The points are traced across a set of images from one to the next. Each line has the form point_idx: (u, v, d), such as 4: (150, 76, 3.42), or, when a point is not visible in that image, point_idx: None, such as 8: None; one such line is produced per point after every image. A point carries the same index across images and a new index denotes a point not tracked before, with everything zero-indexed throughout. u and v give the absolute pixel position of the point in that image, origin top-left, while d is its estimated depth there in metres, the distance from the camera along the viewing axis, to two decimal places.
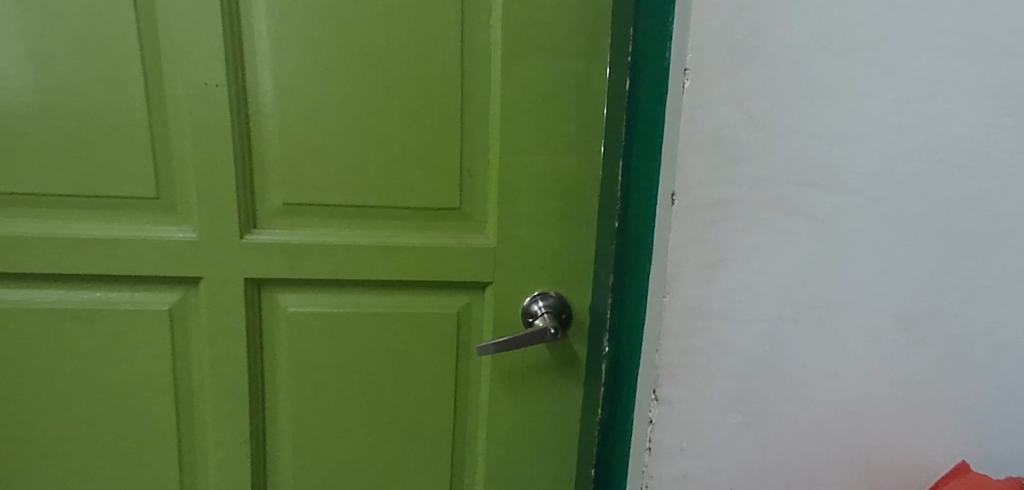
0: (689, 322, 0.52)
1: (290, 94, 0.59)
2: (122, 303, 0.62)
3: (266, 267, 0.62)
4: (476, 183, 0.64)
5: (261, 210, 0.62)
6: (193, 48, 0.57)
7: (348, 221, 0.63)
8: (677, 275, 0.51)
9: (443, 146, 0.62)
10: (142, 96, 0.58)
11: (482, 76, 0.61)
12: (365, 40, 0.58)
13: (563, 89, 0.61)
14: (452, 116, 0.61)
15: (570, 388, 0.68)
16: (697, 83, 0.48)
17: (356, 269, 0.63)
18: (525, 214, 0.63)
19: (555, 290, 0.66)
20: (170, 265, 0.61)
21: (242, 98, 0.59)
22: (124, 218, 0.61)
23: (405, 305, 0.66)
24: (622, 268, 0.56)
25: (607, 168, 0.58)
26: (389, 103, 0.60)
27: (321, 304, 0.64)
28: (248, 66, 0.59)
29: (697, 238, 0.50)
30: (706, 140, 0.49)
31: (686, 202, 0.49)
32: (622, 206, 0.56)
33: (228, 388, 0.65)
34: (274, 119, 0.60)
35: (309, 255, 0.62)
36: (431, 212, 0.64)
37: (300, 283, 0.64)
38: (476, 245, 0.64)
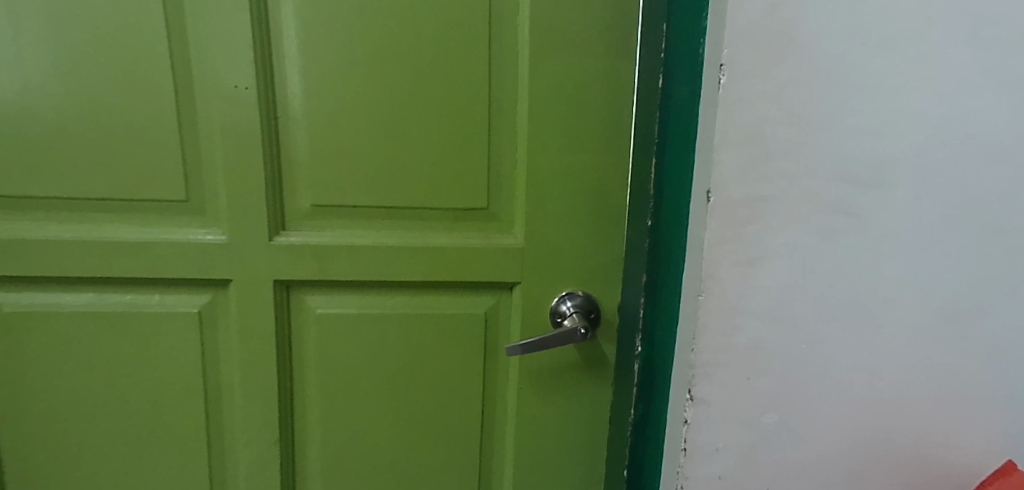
0: (726, 321, 0.51)
1: (318, 96, 0.59)
2: (153, 306, 0.63)
3: (295, 269, 0.62)
4: (504, 182, 0.63)
5: (290, 212, 0.62)
6: (222, 51, 0.57)
7: (376, 222, 0.63)
8: (714, 273, 0.50)
9: (471, 146, 0.61)
10: (172, 98, 0.58)
11: (509, 76, 0.60)
12: (392, 41, 0.58)
13: (591, 88, 0.60)
14: (480, 116, 0.61)
15: (598, 388, 0.68)
16: (734, 79, 0.47)
17: (385, 271, 0.63)
18: (553, 213, 0.63)
19: (583, 290, 0.65)
20: (200, 268, 0.61)
21: (271, 100, 0.59)
22: (155, 222, 0.61)
23: (433, 306, 0.65)
24: (654, 267, 0.56)
25: (637, 166, 0.58)
26: (416, 103, 0.60)
27: (350, 306, 0.64)
28: (276, 69, 0.59)
29: (735, 236, 0.49)
30: (742, 136, 0.48)
31: (721, 199, 0.49)
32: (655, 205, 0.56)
33: (257, 389, 0.65)
34: (301, 121, 0.60)
35: (337, 256, 0.62)
36: (459, 213, 0.63)
37: (328, 284, 0.64)
38: (504, 245, 0.64)
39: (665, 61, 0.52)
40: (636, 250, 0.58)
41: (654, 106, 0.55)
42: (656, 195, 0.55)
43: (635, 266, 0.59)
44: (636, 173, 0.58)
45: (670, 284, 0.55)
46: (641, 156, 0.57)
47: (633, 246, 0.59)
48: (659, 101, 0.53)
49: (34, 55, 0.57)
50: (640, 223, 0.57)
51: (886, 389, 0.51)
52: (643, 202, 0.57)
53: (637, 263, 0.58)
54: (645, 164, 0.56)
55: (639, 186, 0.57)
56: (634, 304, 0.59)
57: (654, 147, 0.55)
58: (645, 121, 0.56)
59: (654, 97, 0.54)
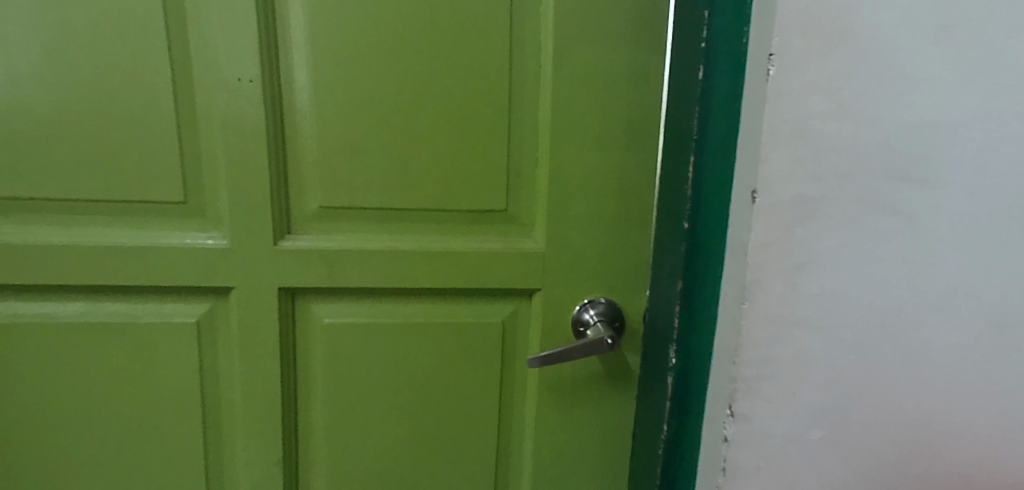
0: (770, 330, 0.48)
1: (327, 89, 0.55)
2: (148, 316, 0.58)
3: (300, 277, 0.58)
4: (525, 182, 0.59)
5: (295, 214, 0.57)
6: (225, 40, 0.53)
7: (389, 226, 0.59)
8: (759, 279, 0.47)
9: (491, 146, 0.58)
10: (170, 92, 0.54)
11: (531, 70, 0.57)
12: (408, 32, 0.54)
13: (619, 82, 0.56)
14: (501, 112, 0.57)
15: (622, 402, 0.64)
16: (785, 69, 0.43)
17: (398, 277, 0.59)
18: (576, 215, 0.59)
19: (607, 296, 0.62)
20: (198, 275, 0.57)
21: (277, 94, 0.55)
22: (150, 225, 0.57)
23: (449, 315, 0.61)
24: (691, 274, 0.52)
25: (670, 166, 0.54)
26: (434, 99, 0.56)
27: (360, 315, 0.60)
28: (282, 60, 0.54)
29: (781, 239, 0.46)
30: (791, 132, 0.44)
31: (768, 200, 0.45)
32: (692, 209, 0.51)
33: (258, 404, 0.61)
34: (309, 116, 0.55)
35: (348, 262, 0.58)
36: (477, 216, 0.60)
37: (337, 292, 0.60)
38: (524, 249, 0.60)
39: (706, 52, 0.49)
40: (670, 256, 0.55)
41: (693, 101, 0.51)
42: (694, 197, 0.51)
43: (669, 273, 0.55)
44: (669, 173, 0.54)
45: (710, 293, 0.51)
46: (676, 155, 0.53)
47: (666, 252, 0.55)
48: (699, 97, 0.50)
49: (21, 46, 0.52)
50: (677, 226, 0.53)
51: (939, 402, 0.48)
52: (679, 204, 0.53)
53: (670, 270, 0.55)
54: (683, 165, 0.52)
55: (676, 187, 0.54)
56: (668, 312, 0.56)
57: (692, 145, 0.51)
58: (682, 117, 0.53)
59: (692, 93, 0.51)
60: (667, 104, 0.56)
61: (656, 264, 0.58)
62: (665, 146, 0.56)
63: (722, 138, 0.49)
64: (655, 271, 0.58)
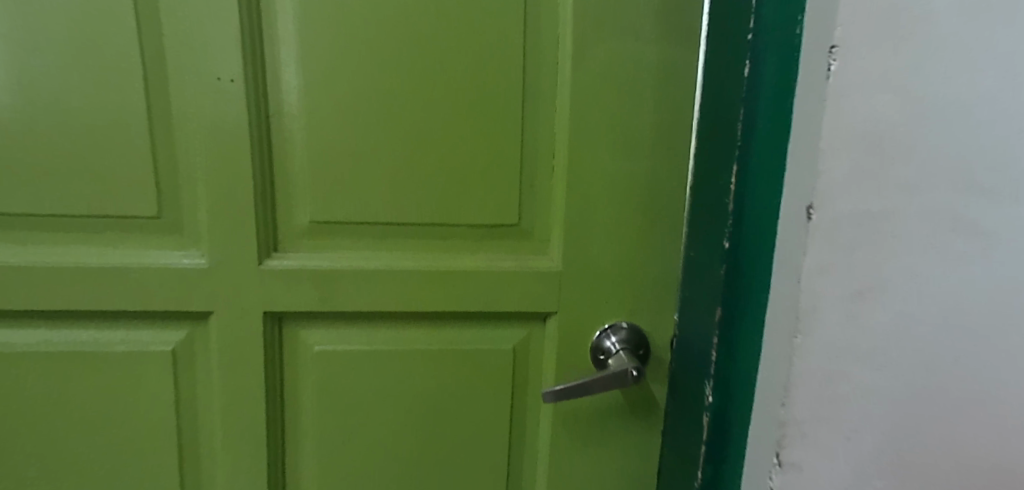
0: (825, 367, 0.41)
1: (319, 90, 0.49)
2: (118, 344, 0.52)
3: (289, 300, 0.51)
4: (539, 193, 0.53)
5: (283, 230, 0.51)
6: (203, 33, 0.46)
7: (388, 242, 0.53)
8: (815, 308, 0.40)
9: (503, 153, 0.51)
10: (141, 92, 0.47)
11: (549, 69, 0.51)
12: (411, 26, 0.48)
13: (647, 83, 0.50)
14: (514, 116, 0.51)
15: (647, 439, 0.57)
16: (849, 65, 0.37)
17: (399, 300, 0.53)
18: (597, 231, 0.53)
19: (630, 321, 0.55)
20: (174, 299, 0.50)
21: (263, 95, 0.48)
22: (120, 243, 0.50)
23: (454, 341, 0.55)
24: (732, 295, 0.47)
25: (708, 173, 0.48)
26: (439, 102, 0.50)
27: (356, 341, 0.54)
28: (269, 57, 0.48)
29: (840, 262, 0.40)
30: (853, 138, 0.38)
31: (826, 217, 0.39)
32: (734, 226, 0.46)
33: (242, 441, 0.54)
34: (298, 121, 0.49)
35: (342, 283, 0.52)
36: (486, 231, 0.54)
37: (329, 317, 0.53)
38: (539, 269, 0.54)
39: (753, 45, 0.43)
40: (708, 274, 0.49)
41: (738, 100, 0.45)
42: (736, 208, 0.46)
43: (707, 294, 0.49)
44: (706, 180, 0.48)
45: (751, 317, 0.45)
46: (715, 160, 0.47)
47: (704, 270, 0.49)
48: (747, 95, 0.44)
49: None
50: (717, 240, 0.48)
51: (1003, 439, 0.43)
52: (719, 215, 0.47)
53: (709, 290, 0.49)
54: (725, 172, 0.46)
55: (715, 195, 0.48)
56: (705, 342, 0.49)
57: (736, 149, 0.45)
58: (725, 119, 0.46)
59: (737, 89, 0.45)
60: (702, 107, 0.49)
61: (687, 286, 0.52)
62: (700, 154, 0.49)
63: (771, 143, 0.42)
64: (687, 294, 0.52)
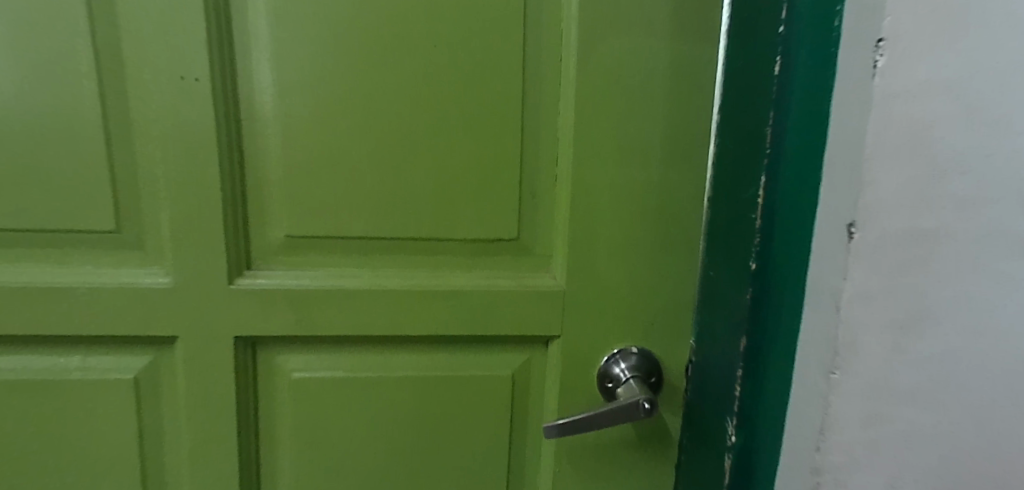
0: (867, 406, 0.36)
1: (295, 91, 0.44)
2: (74, 372, 0.47)
3: (262, 324, 0.46)
4: (540, 205, 0.48)
5: (256, 246, 0.46)
6: (165, 28, 0.42)
7: (375, 259, 0.48)
8: (856, 341, 0.36)
9: (500, 161, 0.46)
10: (96, 93, 0.42)
11: (552, 68, 0.46)
12: (398, 20, 0.43)
13: (662, 83, 0.45)
14: (512, 120, 0.46)
15: (658, 475, 0.52)
16: (898, 61, 0.32)
17: (386, 323, 0.48)
18: (605, 247, 0.48)
19: (641, 347, 0.50)
20: (135, 322, 0.45)
21: (233, 96, 0.44)
22: (76, 260, 0.45)
23: (447, 367, 0.50)
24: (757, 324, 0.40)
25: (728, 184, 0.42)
26: (430, 105, 0.45)
27: (338, 368, 0.49)
28: (240, 55, 0.43)
29: (886, 288, 0.35)
30: (904, 146, 0.33)
31: (869, 237, 0.34)
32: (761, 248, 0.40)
33: (213, 477, 0.49)
34: (272, 124, 0.44)
35: (322, 305, 0.47)
36: (482, 247, 0.49)
37: (309, 341, 0.48)
38: (540, 288, 0.49)
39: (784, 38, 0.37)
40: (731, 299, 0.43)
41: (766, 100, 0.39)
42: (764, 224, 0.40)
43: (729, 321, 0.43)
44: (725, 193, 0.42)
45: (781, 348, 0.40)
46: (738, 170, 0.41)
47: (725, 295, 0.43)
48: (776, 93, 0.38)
49: None
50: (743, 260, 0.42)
51: None
52: (743, 232, 0.41)
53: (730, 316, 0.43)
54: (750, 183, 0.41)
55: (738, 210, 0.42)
56: (728, 374, 0.44)
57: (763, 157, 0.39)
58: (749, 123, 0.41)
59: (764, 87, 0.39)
60: (724, 111, 0.44)
61: (705, 310, 0.47)
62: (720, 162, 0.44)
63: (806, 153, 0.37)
64: (705, 317, 0.47)
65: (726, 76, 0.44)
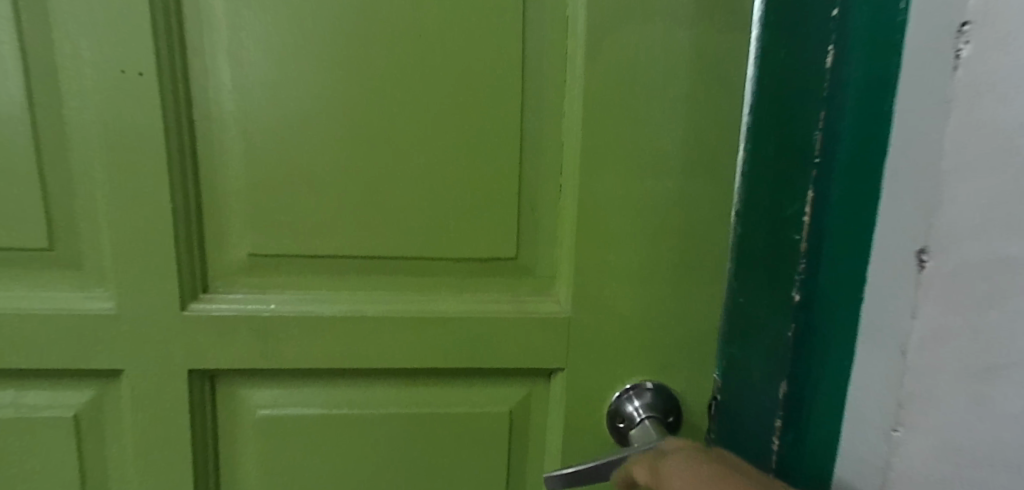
0: (944, 476, 0.30)
1: (256, 88, 0.38)
2: (5, 408, 0.41)
3: (221, 355, 0.40)
4: (542, 219, 0.42)
5: (215, 265, 0.40)
6: (101, 13, 0.35)
7: (352, 281, 0.42)
8: (927, 391, 0.29)
9: (496, 170, 0.40)
10: (23, 89, 0.36)
11: (555, 62, 0.39)
12: (376, 6, 0.37)
13: (684, 81, 0.38)
14: (509, 121, 0.40)
15: None
16: (983, 49, 0.26)
17: (363, 354, 0.42)
18: (616, 269, 0.41)
19: (655, 382, 0.43)
20: (73, 353, 0.39)
21: (184, 93, 0.37)
22: (5, 281, 0.39)
23: (435, 403, 0.44)
24: (801, 358, 0.35)
25: (761, 203, 0.37)
26: (414, 104, 0.39)
27: (311, 404, 0.43)
28: (191, 45, 0.37)
29: (965, 331, 0.28)
30: (994, 155, 0.26)
31: (946, 266, 0.28)
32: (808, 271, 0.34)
33: None
34: (230, 125, 0.38)
35: (289, 334, 0.41)
36: (476, 267, 0.42)
37: (275, 375, 0.42)
38: (541, 314, 0.42)
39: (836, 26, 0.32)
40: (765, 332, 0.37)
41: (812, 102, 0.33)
42: (811, 246, 0.34)
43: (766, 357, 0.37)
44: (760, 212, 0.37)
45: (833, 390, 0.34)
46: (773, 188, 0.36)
47: (757, 326, 0.38)
48: (828, 95, 0.33)
49: None
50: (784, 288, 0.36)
51: None
52: (779, 257, 0.36)
53: (765, 352, 0.37)
54: (789, 200, 0.35)
55: (773, 232, 0.36)
56: (767, 417, 0.38)
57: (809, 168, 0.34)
58: (789, 131, 0.35)
59: (809, 89, 0.34)
60: (752, 111, 0.37)
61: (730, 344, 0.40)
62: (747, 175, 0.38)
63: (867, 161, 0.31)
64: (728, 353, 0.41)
65: (756, 69, 0.37)
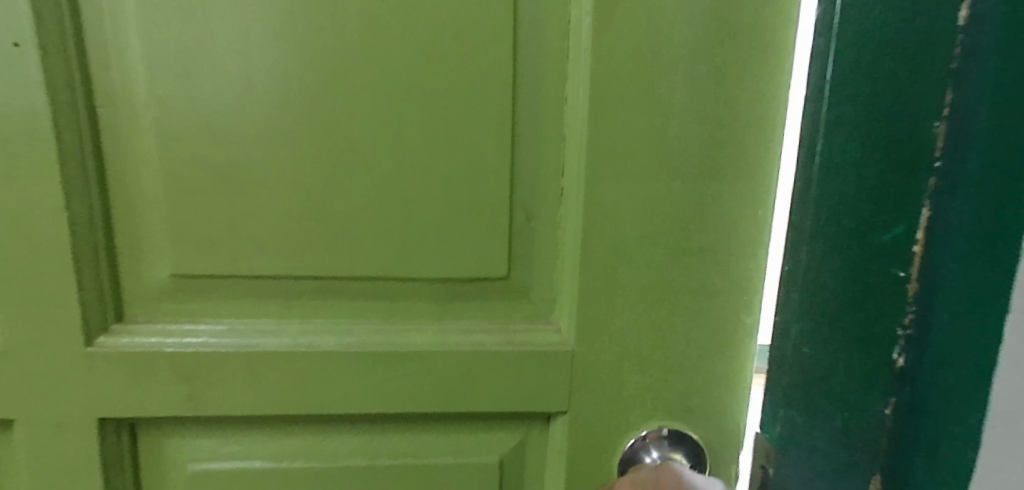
0: None
1: (175, 66, 0.30)
2: None
3: (139, 400, 0.32)
4: (537, 229, 0.34)
5: (133, 288, 0.32)
6: None
7: (303, 307, 0.34)
8: None
9: (481, 169, 0.32)
10: None
11: (553, 33, 0.31)
12: None
13: (719, 55, 0.30)
14: (495, 109, 0.32)
15: None
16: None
17: (317, 396, 0.34)
18: (629, 293, 0.33)
19: (678, 430, 0.35)
20: None
21: (81, 73, 0.29)
22: None
23: (409, 451, 0.37)
24: (908, 424, 0.27)
25: (830, 227, 0.28)
26: (377, 87, 0.31)
27: (257, 456, 0.35)
28: (86, 10, 0.29)
29: None
30: None
31: None
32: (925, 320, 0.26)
33: None
34: (143, 114, 0.30)
35: (223, 372, 0.33)
36: (457, 290, 0.35)
37: (210, 422, 0.34)
38: (536, 347, 0.34)
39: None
40: (840, 406, 0.29)
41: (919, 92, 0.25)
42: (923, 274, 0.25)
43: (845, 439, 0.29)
44: (831, 242, 0.28)
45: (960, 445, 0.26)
46: (851, 209, 0.27)
47: (829, 397, 0.29)
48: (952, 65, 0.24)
49: None
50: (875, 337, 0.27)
51: None
52: (868, 302, 0.27)
53: (846, 426, 0.29)
54: (890, 223, 0.26)
55: (856, 270, 0.27)
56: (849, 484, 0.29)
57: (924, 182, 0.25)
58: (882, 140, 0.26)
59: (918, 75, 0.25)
60: (829, 98, 0.27)
61: (794, 408, 0.31)
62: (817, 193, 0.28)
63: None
64: (794, 419, 0.31)
65: (840, 34, 0.26)
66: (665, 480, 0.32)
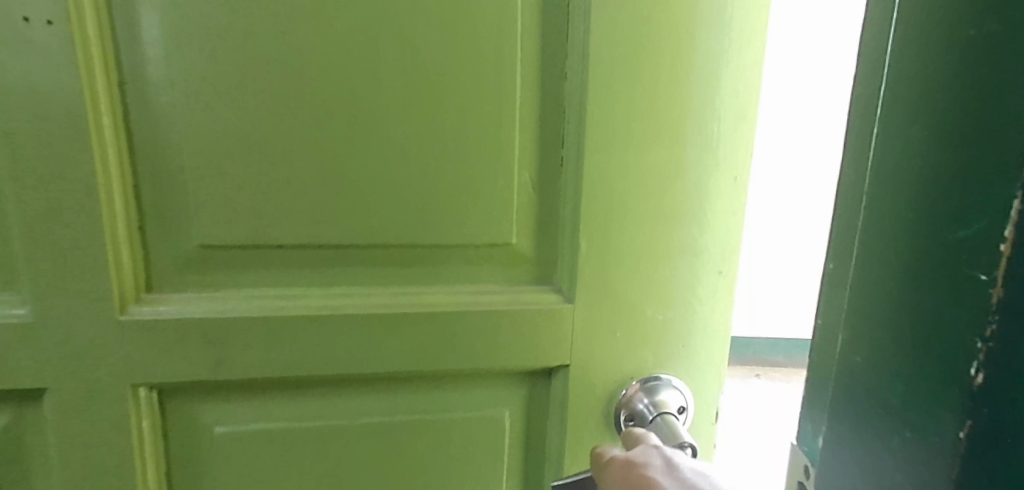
0: None
1: (202, 46, 0.31)
2: None
3: (170, 365, 0.34)
4: (540, 197, 0.37)
5: (160, 259, 0.34)
6: None
7: (321, 275, 0.36)
8: None
9: (488, 142, 0.35)
10: None
11: (555, 17, 0.34)
12: None
13: (702, 37, 0.34)
14: (502, 86, 0.34)
15: None
16: None
17: (338, 358, 0.36)
18: (625, 253, 0.36)
19: (669, 376, 0.39)
20: None
21: (112, 54, 0.31)
22: None
23: (422, 408, 0.39)
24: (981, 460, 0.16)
25: (873, 246, 0.19)
26: (393, 66, 0.33)
27: (280, 417, 0.38)
28: None
29: None
30: None
31: None
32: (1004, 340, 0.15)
33: None
34: (170, 92, 0.32)
35: (250, 337, 0.35)
36: (466, 255, 0.37)
37: (235, 387, 0.36)
38: (540, 306, 0.37)
39: None
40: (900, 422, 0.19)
41: (989, 56, 0.15)
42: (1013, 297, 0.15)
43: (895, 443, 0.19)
44: (873, 269, 0.19)
45: None
46: (921, 210, 0.17)
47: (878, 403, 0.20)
48: None
49: None
50: (929, 376, 0.17)
51: None
52: (929, 345, 0.17)
53: (907, 445, 0.18)
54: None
55: (936, 310, 0.17)
56: None
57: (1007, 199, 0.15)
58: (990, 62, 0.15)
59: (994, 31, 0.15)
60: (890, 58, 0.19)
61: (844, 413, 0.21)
62: (870, 191, 0.20)
63: None
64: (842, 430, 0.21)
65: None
66: (634, 482, 0.29)
